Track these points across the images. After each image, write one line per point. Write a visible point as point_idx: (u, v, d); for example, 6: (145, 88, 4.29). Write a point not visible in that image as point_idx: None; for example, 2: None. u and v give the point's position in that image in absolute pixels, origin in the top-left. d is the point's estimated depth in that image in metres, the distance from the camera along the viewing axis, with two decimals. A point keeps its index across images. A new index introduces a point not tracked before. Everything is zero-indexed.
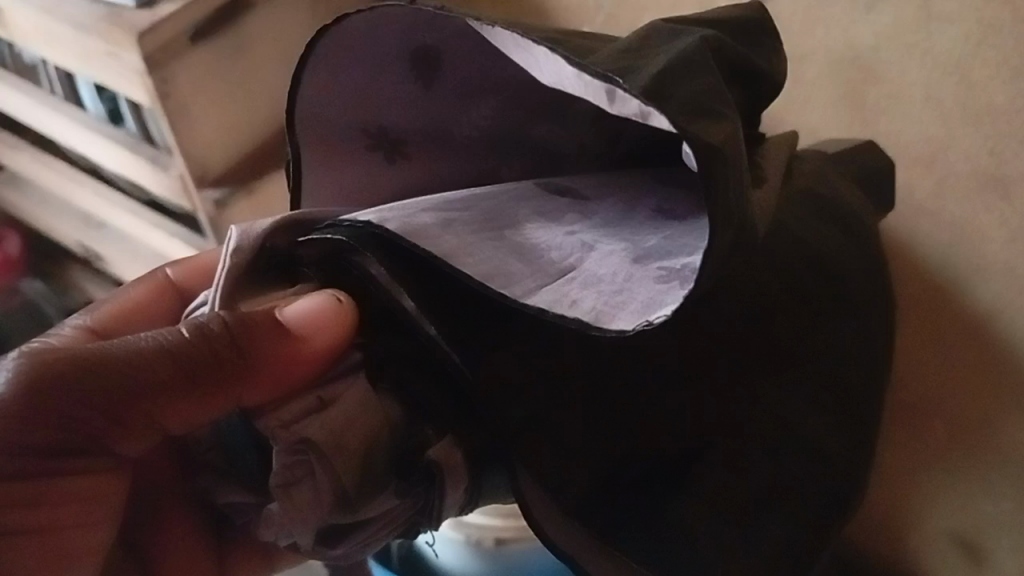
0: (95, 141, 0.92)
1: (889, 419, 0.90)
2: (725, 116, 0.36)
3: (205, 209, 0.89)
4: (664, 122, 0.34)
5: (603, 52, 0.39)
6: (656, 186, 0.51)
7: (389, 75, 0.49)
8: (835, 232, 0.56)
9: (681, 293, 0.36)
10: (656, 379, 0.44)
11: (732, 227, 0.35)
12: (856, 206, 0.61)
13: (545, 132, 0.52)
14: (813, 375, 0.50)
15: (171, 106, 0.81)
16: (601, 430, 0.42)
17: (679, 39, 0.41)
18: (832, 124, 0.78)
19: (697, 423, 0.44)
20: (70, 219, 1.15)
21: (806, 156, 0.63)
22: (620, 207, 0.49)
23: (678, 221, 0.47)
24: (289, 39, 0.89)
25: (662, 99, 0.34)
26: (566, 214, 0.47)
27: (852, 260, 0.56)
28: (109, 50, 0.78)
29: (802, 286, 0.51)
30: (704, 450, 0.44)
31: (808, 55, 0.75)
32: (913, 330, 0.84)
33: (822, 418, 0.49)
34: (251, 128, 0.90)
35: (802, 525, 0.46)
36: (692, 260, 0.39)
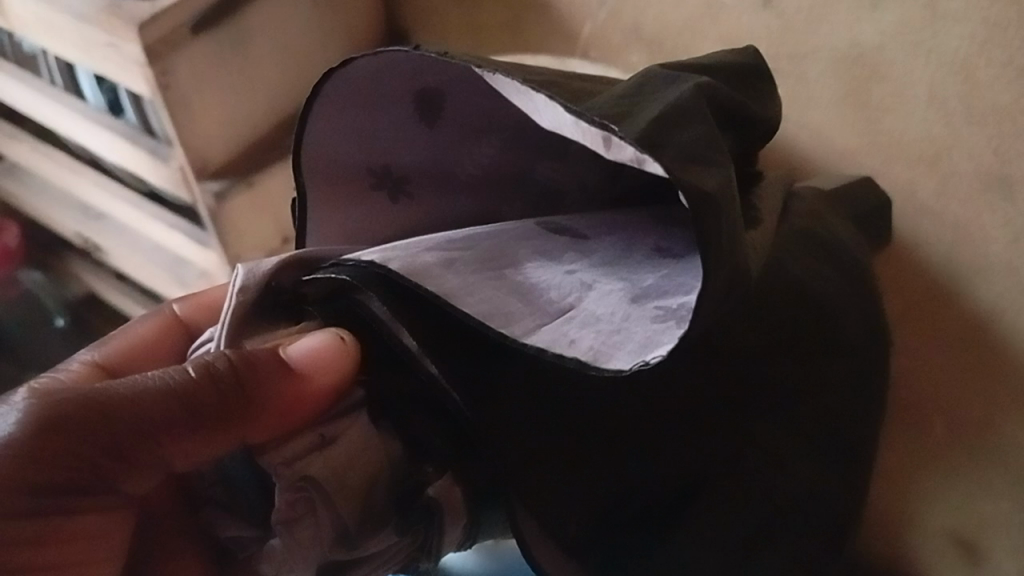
0: (95, 132, 0.92)
1: (889, 417, 0.90)
2: (717, 161, 0.38)
3: (205, 201, 0.89)
4: (658, 168, 0.37)
5: (601, 101, 0.42)
6: (654, 227, 0.51)
7: (392, 112, 0.50)
8: (825, 260, 0.57)
9: (677, 332, 0.38)
10: (652, 417, 0.46)
11: (727, 263, 0.36)
12: (845, 235, 0.62)
13: (548, 170, 0.53)
14: (806, 409, 0.51)
15: (171, 98, 0.80)
16: (596, 469, 0.45)
17: (676, 85, 0.43)
18: (835, 122, 0.77)
19: (694, 463, 0.46)
20: (69, 208, 1.14)
21: (802, 193, 0.64)
22: (620, 245, 0.49)
23: (674, 259, 0.47)
24: (289, 32, 0.89)
25: (656, 147, 0.37)
26: (566, 246, 0.48)
27: (840, 289, 0.56)
28: (108, 41, 0.78)
29: (798, 321, 0.52)
30: (698, 487, 0.47)
31: (812, 53, 0.74)
32: (912, 330, 0.84)
33: (813, 457, 0.51)
34: (250, 120, 0.90)
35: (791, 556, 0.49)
36: (688, 298, 0.40)
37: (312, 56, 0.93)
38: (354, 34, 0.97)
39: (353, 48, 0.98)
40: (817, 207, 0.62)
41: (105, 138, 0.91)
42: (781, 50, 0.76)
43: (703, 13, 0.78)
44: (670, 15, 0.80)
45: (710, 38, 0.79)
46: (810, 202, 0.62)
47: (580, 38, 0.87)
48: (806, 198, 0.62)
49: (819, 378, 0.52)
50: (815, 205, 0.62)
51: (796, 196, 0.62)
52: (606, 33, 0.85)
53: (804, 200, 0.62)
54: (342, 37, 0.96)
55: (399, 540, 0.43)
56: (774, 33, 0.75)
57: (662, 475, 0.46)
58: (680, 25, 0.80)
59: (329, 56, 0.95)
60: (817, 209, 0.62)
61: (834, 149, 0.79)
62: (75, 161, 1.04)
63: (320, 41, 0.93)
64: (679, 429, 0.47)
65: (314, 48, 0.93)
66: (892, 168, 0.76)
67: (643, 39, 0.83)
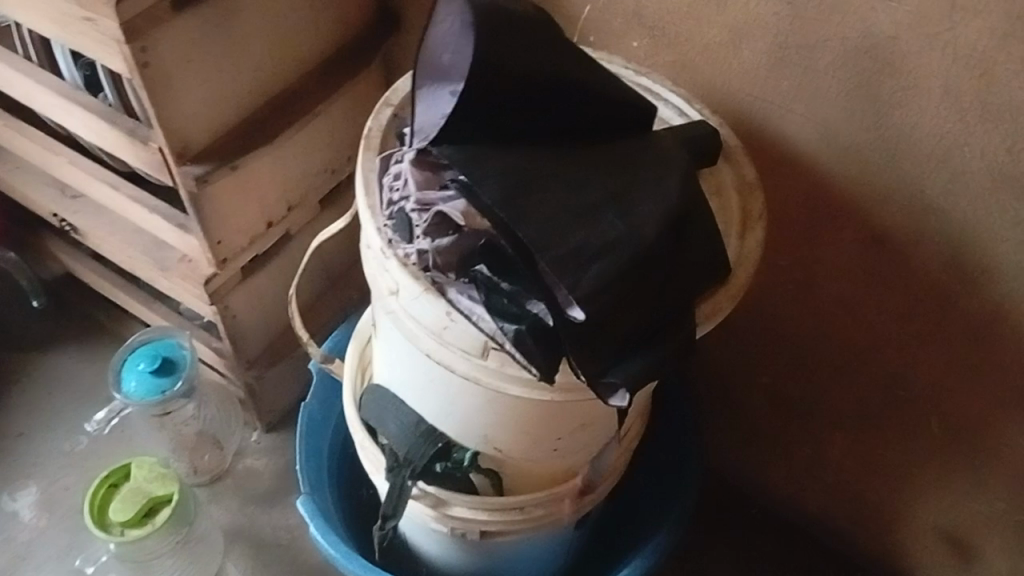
0: (72, 111, 0.88)
1: (892, 417, 0.92)
2: (585, 160, 0.59)
3: (186, 184, 0.85)
4: (538, 126, 0.59)
5: (523, 111, 0.58)
6: (566, 174, 0.57)
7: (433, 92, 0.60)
8: (679, 299, 0.58)
9: (539, 173, 0.56)
10: (547, 193, 0.56)
11: (577, 179, 0.57)
12: (682, 338, 0.59)
13: (502, 134, 0.58)
14: (638, 307, 0.55)
15: (149, 77, 0.76)
16: (521, 112, 0.58)
17: (607, 165, 0.59)
18: (842, 115, 0.74)
19: (560, 177, 0.57)
20: (46, 186, 1.10)
21: (753, 229, 0.67)
22: (508, 180, 0.55)
23: (528, 183, 0.56)
24: (272, 7, 0.85)
25: (553, 124, 0.60)
26: (429, 211, 0.59)
27: (676, 324, 0.58)
28: (85, 15, 0.73)
29: (665, 285, 0.57)
30: (546, 160, 0.58)
31: (823, 42, 0.71)
32: (918, 339, 0.84)
33: (625, 292, 0.54)
34: (233, 100, 0.86)
35: (595, 341, 0.55)
36: (535, 182, 0.56)
37: (295, 33, 0.90)
38: (342, 9, 0.95)
39: (338, 24, 0.95)
40: (756, 261, 0.65)
41: (82, 118, 0.88)
42: (790, 39, 0.72)
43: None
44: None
45: (714, 24, 0.75)
46: (749, 245, 0.65)
47: (579, 21, 0.84)
48: (748, 243, 0.66)
49: (655, 309, 0.56)
50: (756, 254, 0.65)
51: (741, 240, 0.66)
52: (606, 16, 0.81)
53: (735, 248, 0.65)
54: (330, 13, 0.93)
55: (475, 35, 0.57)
56: (784, 19, 0.71)
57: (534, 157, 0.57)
58: (684, 10, 0.76)
59: (312, 31, 0.92)
60: (749, 265, 0.64)
61: (839, 144, 0.76)
62: (49, 139, 1.00)
63: (308, 15, 0.90)
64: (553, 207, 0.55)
65: (298, 24, 0.90)
66: (901, 164, 0.74)
67: (644, 23, 0.79)
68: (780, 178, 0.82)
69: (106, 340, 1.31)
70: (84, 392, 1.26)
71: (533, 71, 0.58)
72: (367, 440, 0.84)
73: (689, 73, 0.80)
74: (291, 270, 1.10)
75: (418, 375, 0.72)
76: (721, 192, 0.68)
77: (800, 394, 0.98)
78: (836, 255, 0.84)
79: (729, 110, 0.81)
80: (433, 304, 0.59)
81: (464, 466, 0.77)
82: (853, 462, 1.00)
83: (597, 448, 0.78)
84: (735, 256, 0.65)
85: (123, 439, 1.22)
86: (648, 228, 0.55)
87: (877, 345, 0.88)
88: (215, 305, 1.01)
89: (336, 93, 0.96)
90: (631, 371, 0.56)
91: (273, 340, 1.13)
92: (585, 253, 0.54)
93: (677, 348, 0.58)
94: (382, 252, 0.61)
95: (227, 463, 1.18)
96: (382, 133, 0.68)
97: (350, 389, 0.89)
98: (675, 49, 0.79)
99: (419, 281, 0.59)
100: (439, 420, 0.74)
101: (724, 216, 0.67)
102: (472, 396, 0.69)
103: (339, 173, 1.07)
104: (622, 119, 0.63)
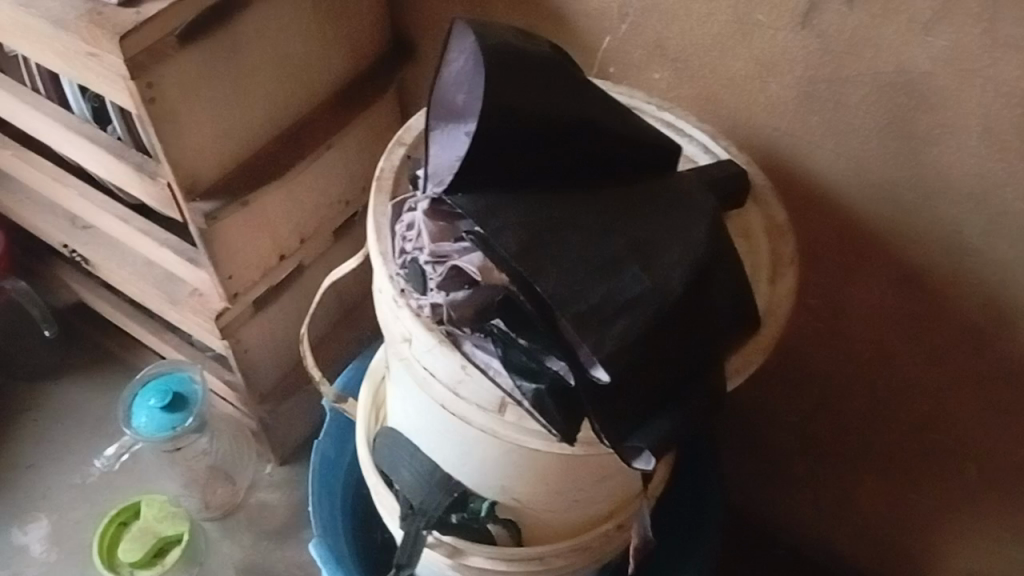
0: (78, 144, 0.86)
1: (923, 458, 0.89)
2: (610, 205, 0.56)
3: (195, 221, 0.82)
4: (562, 167, 0.57)
5: (545, 154, 0.56)
6: (590, 219, 0.55)
7: (448, 130, 0.57)
8: (708, 351, 0.55)
9: (558, 220, 0.54)
10: (569, 241, 0.53)
11: (601, 226, 0.54)
12: (707, 394, 0.56)
13: (521, 177, 0.55)
14: (664, 365, 0.53)
15: (156, 112, 0.74)
16: (540, 157, 0.56)
17: (631, 209, 0.56)
18: (874, 151, 0.71)
19: (582, 225, 0.54)
20: (57, 216, 1.08)
21: (784, 275, 0.64)
22: (526, 231, 0.52)
23: (550, 233, 0.53)
24: (284, 40, 0.83)
25: (576, 167, 0.57)
26: (444, 263, 0.55)
27: (700, 382, 0.56)
28: (91, 51, 0.70)
29: (692, 342, 0.54)
30: (566, 205, 0.55)
31: (854, 76, 0.68)
32: (950, 380, 0.81)
33: (650, 351, 0.52)
34: (243, 133, 0.84)
35: (618, 403, 0.52)
36: (555, 229, 0.53)
37: (307, 64, 0.88)
38: (354, 38, 0.92)
39: (351, 53, 0.93)
40: (786, 311, 0.62)
41: (89, 151, 0.86)
42: (819, 73, 0.69)
43: (732, 31, 0.71)
44: (698, 31, 0.73)
45: (739, 57, 0.72)
46: (780, 292, 0.63)
47: (598, 53, 0.81)
48: (778, 292, 0.63)
49: (678, 368, 0.54)
50: (786, 303, 0.62)
51: (771, 287, 0.63)
52: (627, 47, 0.79)
53: (764, 296, 0.62)
54: (343, 43, 0.91)
55: (489, 73, 0.54)
56: (813, 53, 0.68)
57: (553, 202, 0.55)
58: (708, 42, 0.73)
59: (324, 62, 0.90)
60: (779, 318, 0.61)
61: (869, 181, 0.73)
62: (59, 171, 0.98)
63: (321, 45, 0.88)
64: (574, 256, 0.52)
65: (309, 55, 0.87)
66: (935, 203, 0.71)
67: (667, 55, 0.77)
68: (808, 214, 0.79)
69: (119, 370, 1.29)
70: (96, 424, 1.24)
71: (552, 111, 0.56)
72: (380, 484, 0.81)
73: (713, 107, 0.77)
74: (305, 302, 1.08)
75: (433, 423, 0.69)
76: (749, 234, 0.66)
77: (827, 433, 0.95)
78: (866, 292, 0.81)
79: (754, 144, 0.78)
80: (448, 357, 0.56)
81: (482, 516, 0.74)
82: (882, 503, 0.96)
83: (618, 496, 0.75)
84: (764, 306, 0.62)
85: (134, 471, 1.19)
86: (672, 280, 0.52)
87: (908, 386, 0.84)
88: (226, 340, 0.98)
89: (350, 125, 0.93)
90: (655, 434, 0.54)
91: (287, 373, 1.10)
92: (608, 310, 0.51)
93: (703, 405, 0.56)
94: (394, 302, 0.58)
95: (240, 498, 1.16)
96: (395, 174, 0.66)
97: (364, 433, 0.86)
98: (699, 82, 0.77)
99: (433, 333, 0.56)
100: (456, 468, 0.72)
101: (753, 262, 0.64)
102: (488, 446, 0.66)
103: (354, 204, 1.05)
104: (640, 161, 0.60)
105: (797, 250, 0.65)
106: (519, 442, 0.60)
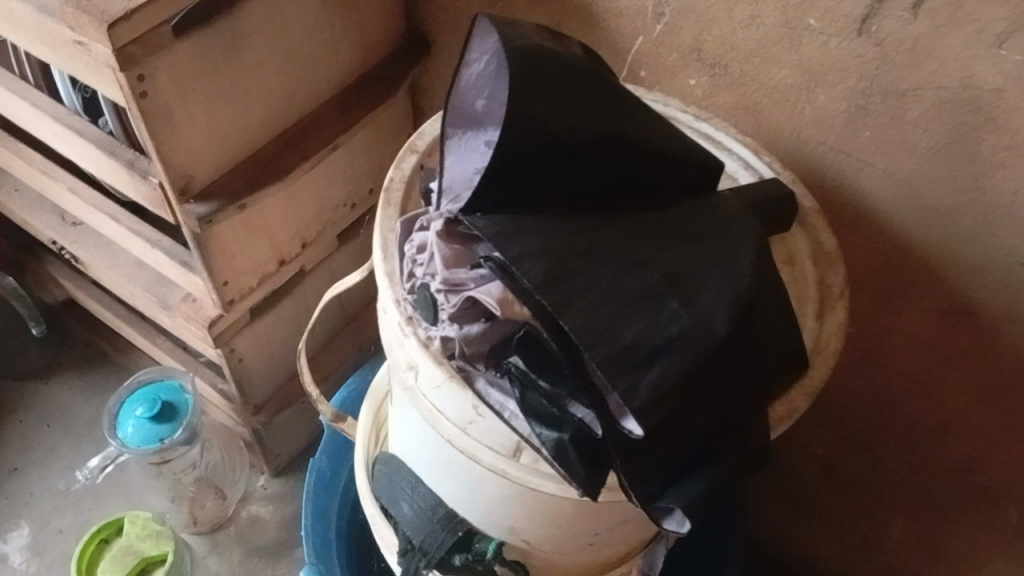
0: (67, 138, 0.80)
1: (961, 502, 0.82)
2: (647, 228, 0.50)
3: (189, 225, 0.76)
4: (590, 184, 0.51)
5: (573, 170, 0.50)
6: (623, 246, 0.48)
7: (469, 138, 0.52)
8: (750, 397, 0.49)
9: (586, 246, 0.48)
10: (599, 270, 0.47)
11: (634, 253, 0.48)
12: (746, 445, 0.50)
13: (543, 194, 0.49)
14: (702, 415, 0.47)
15: (148, 107, 0.67)
16: (566, 172, 0.49)
17: (669, 235, 0.50)
18: (931, 172, 0.65)
19: (612, 252, 0.48)
20: (45, 211, 1.02)
21: (833, 309, 0.58)
22: (554, 259, 0.46)
23: (580, 260, 0.47)
24: (288, 30, 0.77)
25: (605, 185, 0.51)
26: (459, 293, 0.49)
27: (743, 431, 0.50)
28: (77, 40, 0.64)
29: (733, 388, 0.48)
30: (595, 227, 0.49)
31: (913, 91, 0.62)
32: (999, 422, 0.74)
33: (686, 399, 0.45)
34: (242, 130, 0.78)
35: (648, 457, 0.46)
36: (583, 256, 0.47)
37: (312, 58, 0.81)
38: (363, 30, 0.86)
39: (360, 47, 0.87)
40: (836, 350, 0.55)
41: (79, 147, 0.80)
42: (874, 86, 0.63)
43: (779, 35, 0.65)
44: (740, 35, 0.67)
45: (785, 64, 0.66)
46: (829, 327, 0.56)
47: (628, 55, 0.75)
48: (827, 327, 0.56)
49: (717, 417, 0.48)
50: (837, 340, 0.56)
51: (819, 322, 0.57)
52: (660, 49, 0.72)
53: (811, 331, 0.56)
54: (353, 37, 0.85)
55: (515, 76, 0.47)
56: (869, 63, 0.62)
57: (579, 223, 0.49)
58: (751, 47, 0.67)
59: (331, 56, 0.84)
60: (828, 356, 0.55)
61: (923, 206, 0.67)
62: (47, 164, 0.92)
63: (328, 38, 0.82)
64: (605, 289, 0.46)
65: (315, 48, 0.81)
66: (996, 232, 0.64)
67: (704, 59, 0.70)
68: (853, 237, 0.73)
69: (109, 373, 1.23)
70: (83, 428, 1.18)
71: (583, 120, 0.49)
72: (378, 516, 0.75)
73: (752, 118, 0.71)
74: (305, 309, 1.02)
75: (437, 457, 0.63)
76: (794, 261, 0.60)
77: (858, 469, 0.89)
78: (911, 323, 0.74)
79: (795, 160, 0.72)
80: (459, 395, 0.50)
81: (488, 560, 0.66)
82: (914, 545, 0.90)
83: (637, 538, 0.69)
84: (812, 343, 0.56)
85: (122, 480, 1.13)
86: (717, 322, 0.46)
87: (950, 426, 0.78)
88: (220, 349, 0.92)
89: (358, 124, 0.87)
90: (690, 493, 0.48)
91: (283, 383, 1.04)
92: (642, 353, 0.45)
93: (741, 456, 0.50)
94: (400, 329, 0.52)
95: (230, 511, 1.10)
96: (405, 183, 0.60)
97: (362, 458, 0.79)
98: (740, 89, 0.70)
99: (442, 368, 0.50)
100: (462, 504, 0.65)
101: (797, 293, 0.58)
102: (498, 487, 0.60)
103: (359, 207, 0.99)
104: (677, 180, 0.54)
105: (848, 279, 0.59)
106: (534, 487, 0.54)
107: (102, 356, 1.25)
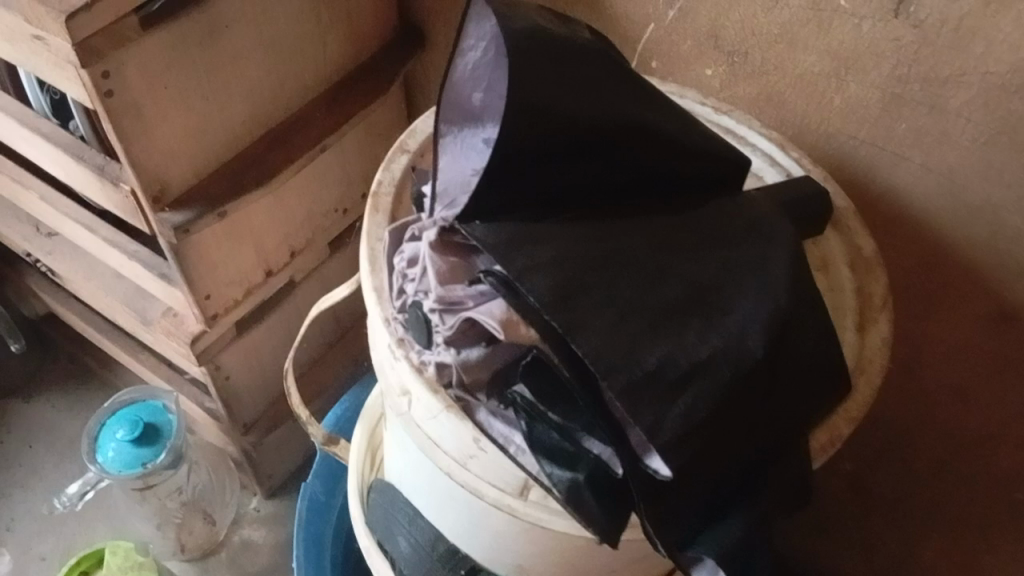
0: (34, 142, 0.74)
1: (1000, 522, 0.76)
2: (670, 234, 0.44)
3: (165, 235, 0.70)
4: (601, 184, 0.45)
5: (581, 169, 0.44)
6: (644, 255, 0.42)
7: (468, 133, 0.45)
8: (791, 426, 0.44)
9: (601, 255, 0.42)
10: (612, 286, 0.41)
11: (657, 263, 0.42)
12: (786, 480, 0.44)
13: (546, 197, 0.43)
14: (738, 450, 0.42)
15: (115, 107, 0.61)
16: (573, 170, 0.43)
17: (696, 241, 0.44)
18: (976, 167, 0.59)
19: (627, 264, 0.42)
20: (18, 220, 0.96)
21: (876, 320, 0.52)
22: (565, 274, 0.40)
23: (594, 273, 0.41)
24: (268, 22, 0.71)
25: (622, 186, 0.45)
26: (456, 313, 0.43)
27: (783, 463, 0.44)
28: (36, 33, 0.58)
29: (771, 418, 0.42)
30: (609, 235, 0.43)
31: (957, 76, 0.55)
32: None
33: (717, 432, 0.40)
34: (221, 132, 0.72)
35: (677, 498, 0.41)
36: (597, 266, 0.41)
37: (296, 53, 0.75)
38: (351, 20, 0.80)
39: (349, 41, 0.81)
40: (880, 366, 0.50)
41: (47, 151, 0.74)
42: (913, 71, 0.57)
43: (807, 17, 0.59)
44: (763, 19, 0.61)
45: (813, 50, 0.60)
46: (872, 342, 0.50)
47: (638, 43, 0.69)
48: (870, 342, 0.50)
49: (753, 451, 0.42)
50: (880, 356, 0.50)
51: (860, 336, 0.51)
52: (672, 37, 0.67)
53: (852, 345, 0.50)
54: (340, 30, 0.79)
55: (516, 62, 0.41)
56: (908, 47, 0.56)
57: (586, 228, 0.43)
58: (774, 32, 0.61)
59: (316, 51, 0.78)
60: (873, 375, 0.49)
61: (966, 203, 0.61)
62: (17, 170, 0.86)
63: (313, 32, 0.76)
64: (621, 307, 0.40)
65: (298, 41, 0.75)
66: None
67: (721, 46, 0.64)
68: (889, 238, 0.67)
69: (94, 390, 1.17)
70: (66, 449, 1.12)
71: (594, 110, 0.43)
72: (374, 548, 0.69)
73: (775, 109, 0.65)
74: (296, 321, 0.96)
75: (435, 489, 0.57)
76: (829, 267, 0.54)
77: (887, 486, 0.83)
78: (951, 330, 0.68)
79: (822, 154, 0.66)
80: (458, 427, 0.44)
81: None
82: None
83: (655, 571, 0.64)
84: (854, 359, 0.50)
85: (106, 503, 1.08)
86: (751, 343, 0.40)
87: (992, 441, 0.72)
88: (204, 367, 0.86)
89: (347, 123, 0.81)
90: (723, 538, 0.43)
91: (274, 400, 0.99)
92: (668, 383, 0.39)
93: (780, 492, 0.44)
94: (392, 352, 0.47)
95: (221, 536, 1.05)
96: (394, 187, 0.54)
97: (356, 485, 0.73)
98: (761, 78, 0.64)
99: (439, 396, 0.44)
100: (462, 540, 0.59)
101: (835, 304, 0.52)
102: (503, 524, 0.54)
103: (352, 212, 0.93)
104: (700, 178, 0.48)
105: (890, 287, 0.53)
106: (544, 525, 0.48)
107: (86, 372, 1.19)
